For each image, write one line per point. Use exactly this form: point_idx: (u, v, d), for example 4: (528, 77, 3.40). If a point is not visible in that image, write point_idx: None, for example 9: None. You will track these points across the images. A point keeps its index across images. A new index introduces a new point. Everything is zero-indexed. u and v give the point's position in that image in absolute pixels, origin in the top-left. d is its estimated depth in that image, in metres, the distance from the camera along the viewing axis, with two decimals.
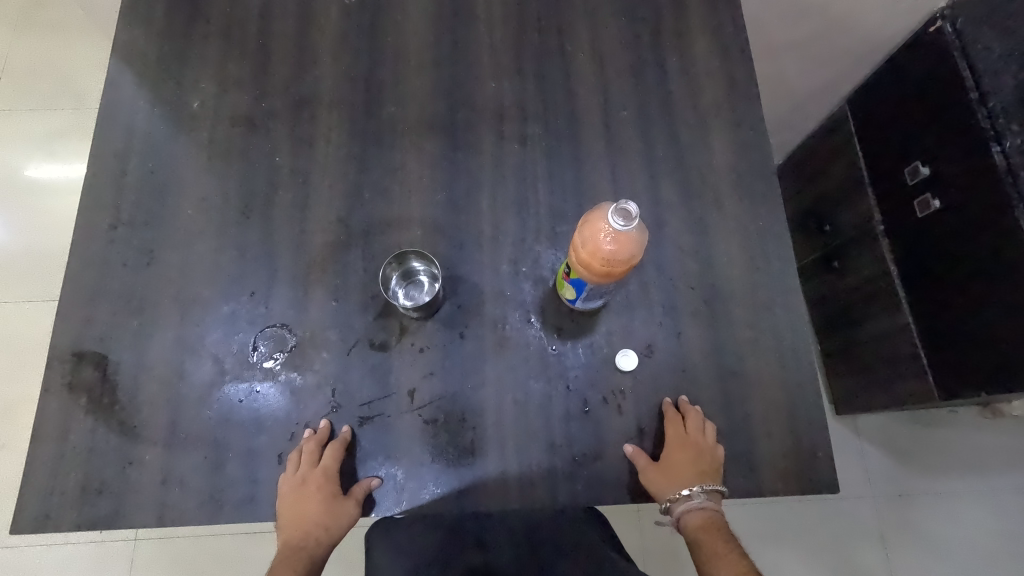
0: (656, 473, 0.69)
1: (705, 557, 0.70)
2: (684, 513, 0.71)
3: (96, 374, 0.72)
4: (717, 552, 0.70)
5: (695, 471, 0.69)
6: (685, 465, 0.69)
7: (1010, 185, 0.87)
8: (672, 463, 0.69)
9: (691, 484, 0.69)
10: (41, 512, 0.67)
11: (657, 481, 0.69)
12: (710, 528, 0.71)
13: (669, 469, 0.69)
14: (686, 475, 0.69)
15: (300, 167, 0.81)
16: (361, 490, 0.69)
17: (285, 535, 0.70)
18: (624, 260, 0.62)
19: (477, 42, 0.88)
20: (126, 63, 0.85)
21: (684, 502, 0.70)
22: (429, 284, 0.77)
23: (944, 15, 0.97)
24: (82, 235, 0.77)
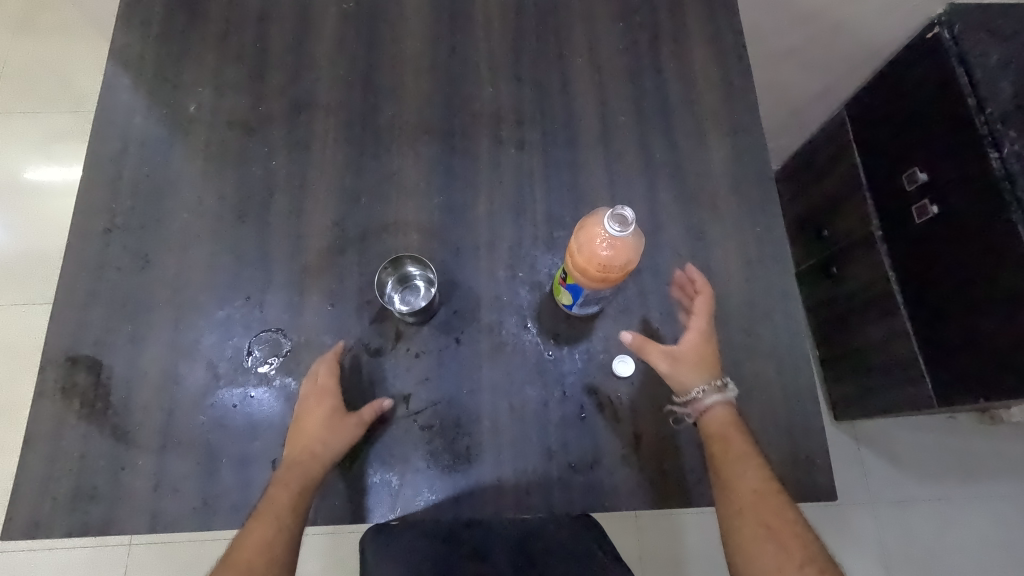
0: (687, 363, 0.70)
1: (734, 453, 0.67)
2: (715, 407, 0.69)
3: (89, 379, 0.71)
4: (744, 450, 0.67)
5: (716, 361, 0.71)
6: (710, 355, 0.71)
7: (1008, 192, 0.87)
8: (702, 352, 0.70)
9: (717, 376, 0.70)
10: (33, 518, 0.66)
11: (688, 371, 0.69)
12: (746, 434, 0.69)
13: (699, 360, 0.70)
14: (711, 366, 0.70)
15: (297, 172, 0.80)
16: (368, 410, 0.69)
17: (281, 467, 0.67)
18: (621, 266, 0.62)
19: (474, 46, 0.88)
20: (123, 67, 0.85)
21: (720, 394, 0.69)
22: (424, 290, 0.76)
23: (942, 22, 0.98)
24: (77, 238, 0.77)
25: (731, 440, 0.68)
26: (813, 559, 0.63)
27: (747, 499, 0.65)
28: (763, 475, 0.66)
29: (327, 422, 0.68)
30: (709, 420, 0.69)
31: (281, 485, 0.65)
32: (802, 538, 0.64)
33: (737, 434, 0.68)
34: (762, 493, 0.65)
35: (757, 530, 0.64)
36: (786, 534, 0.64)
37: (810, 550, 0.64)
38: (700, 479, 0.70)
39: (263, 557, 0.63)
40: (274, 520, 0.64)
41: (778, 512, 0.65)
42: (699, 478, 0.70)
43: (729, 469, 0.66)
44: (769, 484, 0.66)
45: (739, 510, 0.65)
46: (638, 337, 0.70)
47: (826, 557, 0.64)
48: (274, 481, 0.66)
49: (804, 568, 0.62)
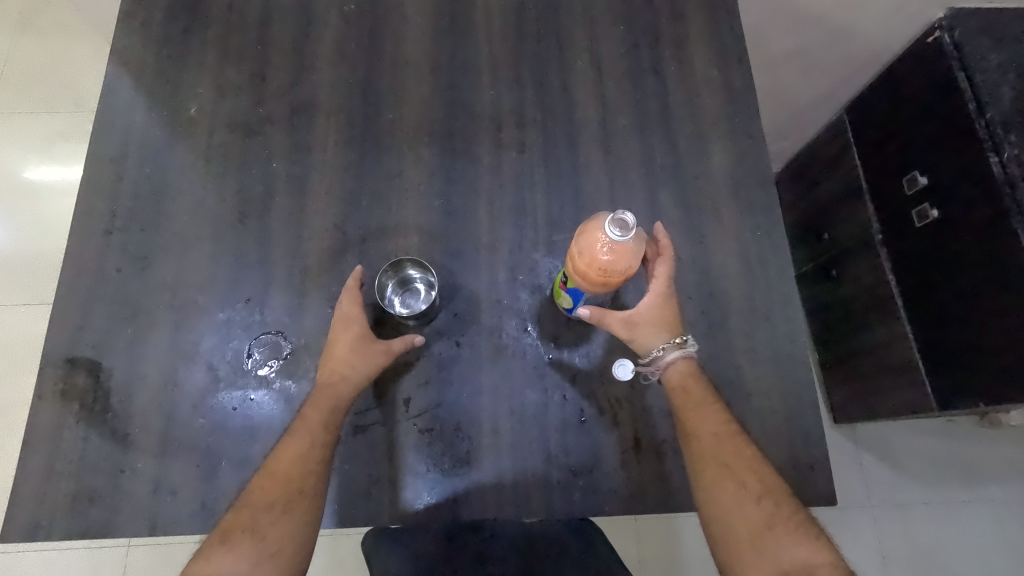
0: (647, 325, 0.70)
1: (693, 402, 0.69)
2: (675, 363, 0.70)
3: (89, 382, 0.71)
4: (701, 398, 0.70)
5: (674, 314, 0.71)
6: (669, 311, 0.71)
7: (1007, 196, 0.87)
8: (661, 311, 0.70)
9: (675, 333, 0.71)
10: (32, 521, 0.66)
11: (648, 332, 0.70)
12: (705, 386, 0.70)
13: (659, 320, 0.70)
14: (670, 322, 0.71)
15: (297, 174, 0.80)
16: (397, 342, 0.70)
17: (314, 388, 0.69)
18: (621, 270, 0.62)
19: (476, 49, 0.88)
20: (123, 68, 0.85)
21: (680, 350, 0.70)
22: (425, 295, 0.76)
23: (943, 26, 0.97)
24: (76, 240, 0.76)
25: (690, 392, 0.70)
26: (771, 492, 0.67)
27: (709, 444, 0.68)
28: (722, 420, 0.69)
29: (356, 349, 0.69)
30: (671, 375, 0.71)
31: (314, 404, 0.68)
32: (761, 473, 0.67)
33: (697, 385, 0.70)
34: (722, 436, 0.68)
35: (718, 472, 0.67)
36: (744, 471, 0.67)
37: (769, 484, 0.67)
38: None
39: (299, 467, 0.66)
40: (308, 435, 0.67)
41: (737, 453, 0.68)
42: None
43: (689, 418, 0.69)
44: (728, 428, 0.69)
45: (702, 456, 0.68)
46: (596, 309, 0.68)
47: (784, 487, 0.67)
48: (308, 399, 0.69)
49: (761, 502, 0.66)
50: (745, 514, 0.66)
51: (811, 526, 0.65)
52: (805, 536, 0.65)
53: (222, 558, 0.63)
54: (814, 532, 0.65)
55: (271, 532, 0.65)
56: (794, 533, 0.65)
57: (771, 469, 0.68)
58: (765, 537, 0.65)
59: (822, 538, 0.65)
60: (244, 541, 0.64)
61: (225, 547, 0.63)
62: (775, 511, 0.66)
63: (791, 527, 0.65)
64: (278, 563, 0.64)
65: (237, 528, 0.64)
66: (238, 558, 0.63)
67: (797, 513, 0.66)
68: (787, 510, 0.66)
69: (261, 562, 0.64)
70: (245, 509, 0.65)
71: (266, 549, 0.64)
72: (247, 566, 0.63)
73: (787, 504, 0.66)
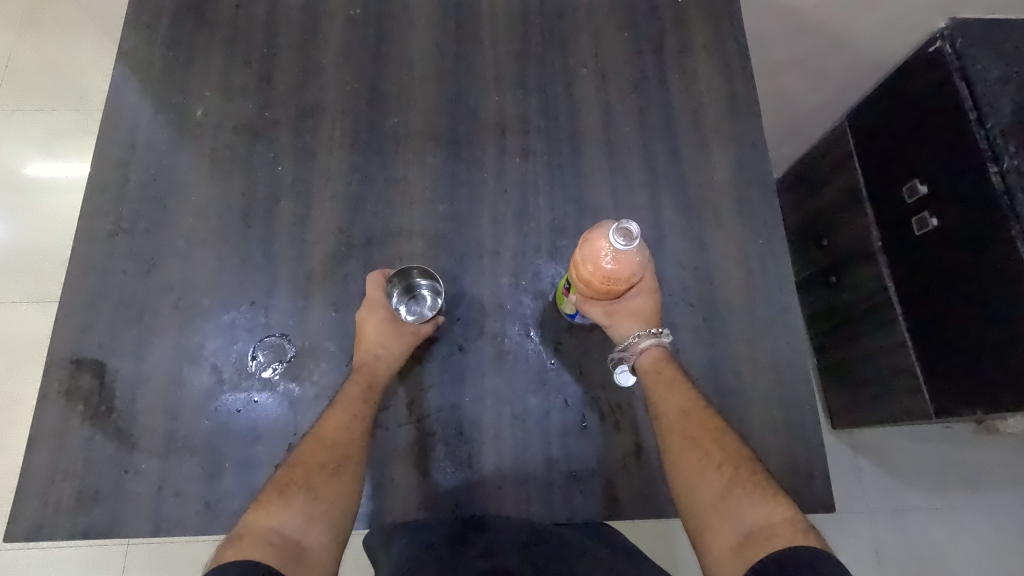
0: (625, 315, 0.71)
1: (661, 382, 0.70)
2: (650, 349, 0.71)
3: (94, 382, 0.72)
4: (670, 377, 0.70)
5: (654, 307, 0.72)
6: (649, 304, 0.72)
7: (1006, 207, 0.88)
8: (642, 303, 0.71)
9: (655, 325, 0.72)
10: (36, 520, 0.67)
11: (624, 321, 0.71)
12: (676, 369, 0.71)
13: (638, 312, 0.71)
14: (649, 314, 0.72)
15: (302, 178, 0.81)
16: (424, 325, 0.73)
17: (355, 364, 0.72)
18: (623, 278, 0.63)
19: (480, 55, 0.88)
20: (130, 69, 0.85)
21: (654, 339, 0.71)
22: (432, 303, 0.75)
23: (944, 36, 0.99)
24: (82, 241, 0.77)
25: (658, 370, 0.70)
26: (733, 459, 0.65)
27: (674, 417, 0.68)
28: (687, 393, 0.69)
29: (390, 326, 0.72)
30: (647, 360, 0.71)
31: (358, 376, 0.70)
32: (723, 441, 0.66)
33: (668, 366, 0.71)
34: (685, 408, 0.68)
35: (683, 445, 0.66)
36: (707, 441, 0.66)
37: (731, 452, 0.66)
38: None
39: (350, 431, 0.67)
40: (354, 403, 0.69)
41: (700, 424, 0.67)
42: None
43: (654, 395, 0.69)
44: (695, 402, 0.68)
45: (669, 431, 0.68)
46: (581, 299, 0.69)
47: (745, 454, 0.66)
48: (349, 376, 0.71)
49: (722, 468, 0.65)
50: (709, 483, 0.64)
51: (771, 488, 0.63)
52: (764, 498, 0.62)
53: (278, 512, 0.62)
54: (774, 493, 0.63)
55: (324, 490, 0.64)
56: (754, 496, 0.62)
57: (733, 438, 0.67)
58: (726, 502, 0.63)
59: (783, 499, 0.62)
60: (297, 497, 0.63)
61: (281, 501, 0.63)
62: (736, 476, 0.64)
63: (752, 490, 0.63)
64: (329, 523, 0.64)
65: (291, 484, 0.64)
66: (293, 513, 0.63)
67: (756, 476, 0.64)
68: (746, 473, 0.64)
69: (313, 520, 0.63)
70: (298, 467, 0.65)
71: (319, 507, 0.64)
72: (300, 523, 0.62)
73: (747, 468, 0.65)
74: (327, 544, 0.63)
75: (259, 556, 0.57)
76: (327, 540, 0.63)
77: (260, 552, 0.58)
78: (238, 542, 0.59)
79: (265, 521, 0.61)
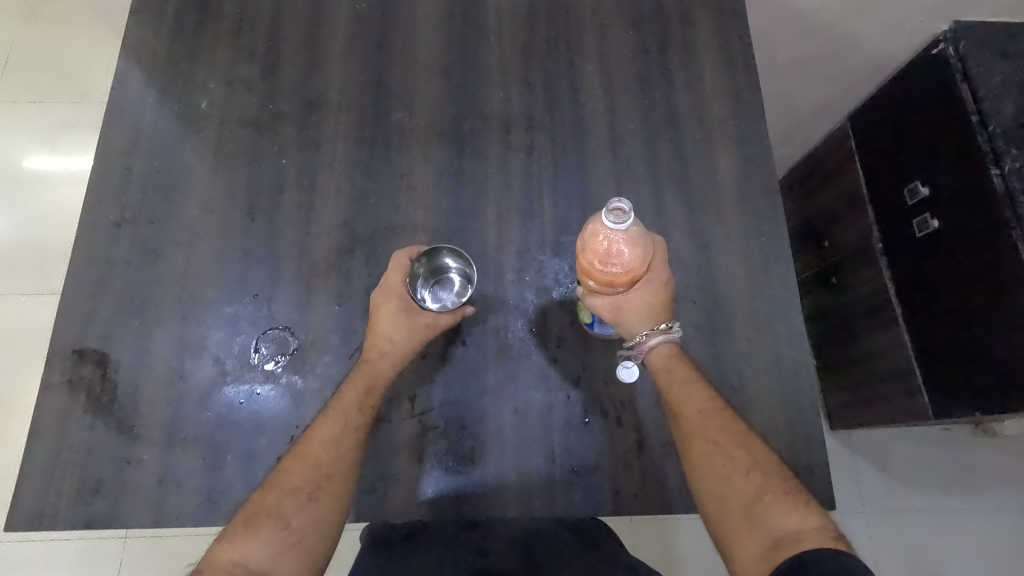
0: (631, 313, 0.69)
1: (676, 381, 0.69)
2: (659, 346, 0.71)
3: (96, 373, 0.72)
4: (685, 376, 0.70)
5: (668, 301, 0.71)
6: (664, 298, 0.70)
7: (1007, 210, 0.88)
8: (656, 298, 0.70)
9: (667, 319, 0.71)
10: (37, 509, 0.67)
11: (637, 317, 0.69)
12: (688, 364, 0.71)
13: (653, 307, 0.70)
14: (663, 308, 0.70)
15: (306, 171, 0.81)
16: (444, 315, 0.72)
17: (356, 366, 0.71)
18: (619, 261, 0.62)
19: (486, 51, 0.88)
20: (135, 60, 0.85)
21: (664, 334, 0.70)
22: (460, 293, 0.75)
23: (948, 38, 0.99)
24: (85, 231, 0.77)
25: (671, 371, 0.70)
26: (761, 465, 0.65)
27: (694, 420, 0.68)
28: (707, 397, 0.69)
29: (403, 318, 0.71)
30: (658, 355, 0.71)
31: (359, 373, 0.70)
32: (749, 446, 0.66)
33: (681, 362, 0.71)
34: (708, 412, 0.68)
35: (706, 448, 0.66)
36: (731, 445, 0.66)
37: (759, 457, 0.66)
38: None
39: (330, 452, 0.66)
40: (346, 410, 0.68)
41: (723, 428, 0.67)
42: None
43: (672, 395, 0.69)
44: (714, 405, 0.68)
45: (690, 434, 0.67)
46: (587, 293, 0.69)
47: (773, 460, 0.66)
48: (348, 378, 0.70)
49: (750, 475, 0.65)
50: (736, 487, 0.64)
51: (800, 495, 0.63)
52: (795, 505, 0.62)
53: (245, 545, 0.62)
54: (804, 501, 0.63)
55: (295, 519, 0.64)
56: (784, 503, 0.63)
57: (759, 443, 0.67)
58: (755, 509, 0.63)
59: (813, 506, 0.63)
60: (266, 527, 0.63)
61: (248, 532, 0.63)
62: (765, 483, 0.64)
63: (782, 498, 0.63)
64: (301, 552, 0.64)
65: (260, 514, 0.64)
66: (260, 545, 0.62)
67: (785, 483, 0.64)
68: (776, 480, 0.64)
69: (284, 550, 0.63)
70: (271, 492, 0.65)
71: (289, 537, 0.63)
72: (269, 553, 0.62)
73: (776, 475, 0.65)
74: (301, 573, 0.63)
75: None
76: (299, 568, 0.63)
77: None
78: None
79: (228, 555, 0.62)
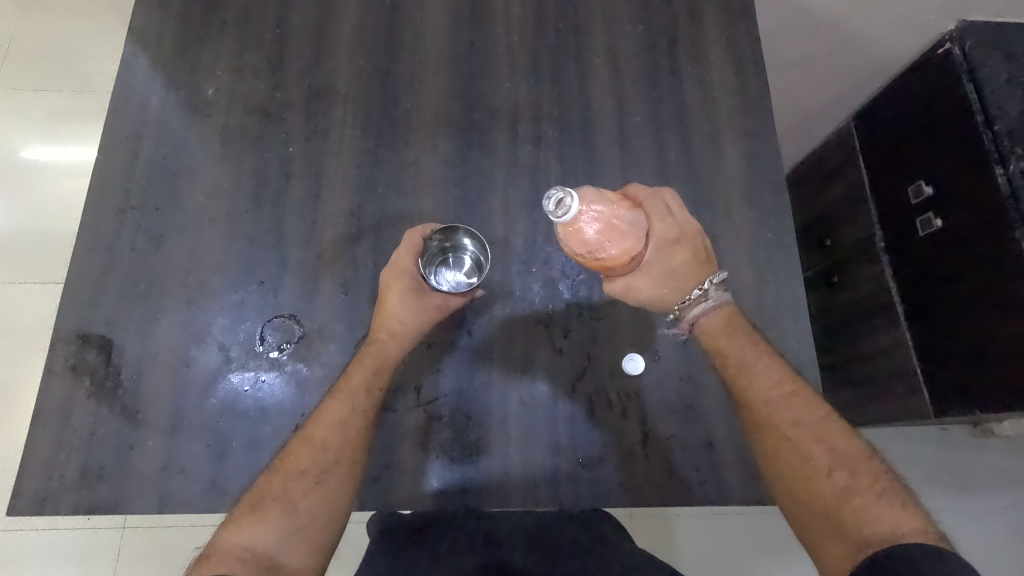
0: (658, 286, 0.66)
1: (735, 367, 0.67)
2: (705, 318, 0.68)
3: (100, 358, 0.71)
4: (744, 361, 0.66)
5: (691, 260, 0.66)
6: (684, 259, 0.65)
7: (1012, 209, 0.89)
8: (671, 261, 0.65)
9: (703, 276, 0.67)
10: (39, 494, 0.66)
11: (654, 286, 0.66)
12: (743, 325, 0.68)
13: (673, 273, 0.65)
14: (690, 268, 0.66)
15: (313, 159, 0.81)
16: (455, 298, 0.72)
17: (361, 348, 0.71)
18: (589, 246, 0.59)
19: (494, 42, 0.88)
20: (141, 46, 0.85)
21: (701, 303, 0.67)
22: (468, 273, 0.73)
23: (954, 38, 0.99)
24: (90, 217, 0.76)
25: (726, 351, 0.67)
26: (845, 463, 0.61)
27: (761, 413, 0.65)
28: (775, 387, 0.65)
29: (412, 298, 0.70)
30: (706, 324, 0.68)
31: (363, 360, 0.69)
32: (830, 442, 0.62)
33: (737, 332, 0.68)
34: (776, 405, 0.64)
35: (779, 445, 0.63)
36: (807, 441, 0.62)
37: (842, 454, 0.61)
38: (708, 479, 0.70)
39: (336, 434, 0.66)
40: (354, 393, 0.68)
41: (798, 423, 0.64)
42: (706, 478, 0.70)
43: (739, 381, 0.67)
44: (784, 393, 0.65)
45: (760, 429, 0.65)
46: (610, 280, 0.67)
47: (861, 456, 0.61)
48: (356, 358, 0.70)
49: (834, 475, 0.60)
50: (818, 488, 0.60)
51: (897, 495, 0.58)
52: (889, 506, 0.57)
53: (251, 529, 0.61)
54: (901, 501, 0.58)
55: (303, 503, 0.63)
56: (878, 505, 0.58)
57: (844, 437, 0.62)
58: (843, 512, 0.58)
59: (911, 506, 0.58)
60: (273, 511, 0.62)
61: (254, 516, 0.62)
62: (853, 483, 0.59)
63: (875, 500, 0.58)
64: (309, 537, 0.62)
65: (266, 497, 0.63)
66: (267, 529, 0.61)
67: (877, 482, 0.59)
68: (865, 480, 0.60)
69: (290, 535, 0.62)
70: (277, 476, 0.64)
71: (296, 522, 0.62)
72: (276, 537, 0.61)
73: (866, 474, 0.60)
74: (310, 558, 0.62)
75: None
76: (307, 553, 0.62)
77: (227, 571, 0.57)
78: (206, 563, 0.59)
79: (235, 540, 0.61)
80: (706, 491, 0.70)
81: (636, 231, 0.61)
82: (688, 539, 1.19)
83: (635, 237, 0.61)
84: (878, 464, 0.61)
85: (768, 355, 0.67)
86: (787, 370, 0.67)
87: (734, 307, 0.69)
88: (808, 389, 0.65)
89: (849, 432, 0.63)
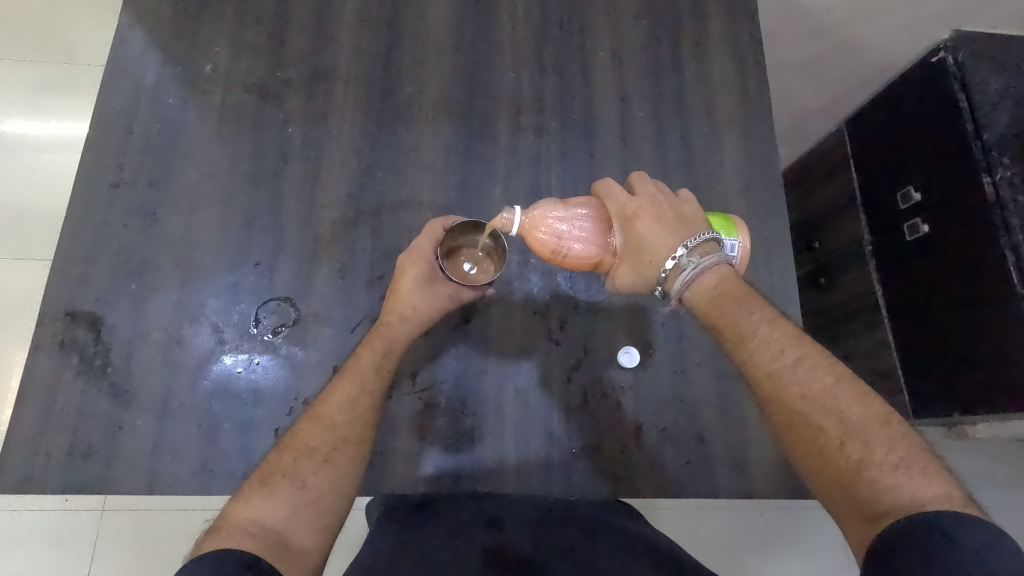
0: (628, 262, 0.63)
1: (733, 346, 0.59)
2: (694, 287, 0.60)
3: (89, 336, 0.70)
4: (741, 336, 0.59)
5: (661, 230, 0.61)
6: (649, 230, 0.62)
7: (998, 216, 0.91)
8: (635, 238, 0.62)
9: (677, 241, 0.60)
10: (24, 472, 0.65)
11: (632, 268, 0.63)
12: (740, 285, 0.60)
13: (641, 248, 0.62)
14: (659, 236, 0.61)
15: (313, 141, 0.80)
16: (466, 290, 0.72)
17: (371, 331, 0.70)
18: (547, 252, 0.68)
19: (497, 30, 0.88)
20: (137, 19, 0.83)
21: (679, 276, 0.60)
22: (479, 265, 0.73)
23: (948, 47, 1.03)
24: (81, 191, 0.75)
25: (719, 327, 0.60)
26: (858, 432, 0.53)
27: (762, 389, 0.57)
28: (779, 357, 0.58)
29: (425, 284, 0.70)
30: (692, 298, 0.61)
31: (373, 343, 0.68)
32: (841, 411, 0.54)
33: (729, 302, 0.59)
34: (779, 376, 0.57)
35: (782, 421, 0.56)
36: (818, 416, 0.55)
37: (855, 423, 0.54)
38: (697, 471, 0.71)
39: (345, 414, 0.63)
40: (363, 373, 0.66)
41: (807, 394, 0.56)
42: (696, 470, 0.71)
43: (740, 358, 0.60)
44: (786, 365, 0.57)
45: (772, 412, 0.58)
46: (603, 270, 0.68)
47: (876, 422, 0.54)
48: (365, 340, 0.69)
49: (846, 446, 0.53)
50: (829, 464, 0.54)
51: (917, 461, 0.51)
52: (907, 474, 0.50)
53: (258, 503, 0.57)
54: (923, 465, 0.51)
55: (311, 480, 0.60)
56: (894, 475, 0.51)
57: (857, 402, 0.55)
58: (857, 488, 0.52)
59: (934, 470, 0.51)
60: (281, 487, 0.58)
61: (264, 490, 0.58)
62: (866, 453, 0.52)
63: (892, 470, 0.51)
64: (317, 512, 0.58)
65: (274, 472, 0.59)
66: (274, 504, 0.57)
67: (894, 450, 0.52)
68: (881, 449, 0.52)
69: (300, 511, 0.58)
70: (286, 453, 0.61)
71: (305, 497, 0.59)
72: (287, 511, 0.57)
73: (882, 443, 0.52)
74: (315, 536, 0.58)
75: (239, 546, 0.52)
76: (314, 532, 0.58)
77: (238, 543, 0.53)
78: (215, 534, 0.54)
79: (244, 514, 0.56)
80: (696, 483, 0.71)
81: (590, 222, 0.66)
82: (676, 529, 1.19)
83: (589, 229, 0.66)
84: (896, 429, 0.53)
85: (771, 320, 0.59)
86: (794, 335, 0.59)
87: (730, 270, 0.61)
88: (817, 355, 0.57)
89: (864, 396, 0.55)
